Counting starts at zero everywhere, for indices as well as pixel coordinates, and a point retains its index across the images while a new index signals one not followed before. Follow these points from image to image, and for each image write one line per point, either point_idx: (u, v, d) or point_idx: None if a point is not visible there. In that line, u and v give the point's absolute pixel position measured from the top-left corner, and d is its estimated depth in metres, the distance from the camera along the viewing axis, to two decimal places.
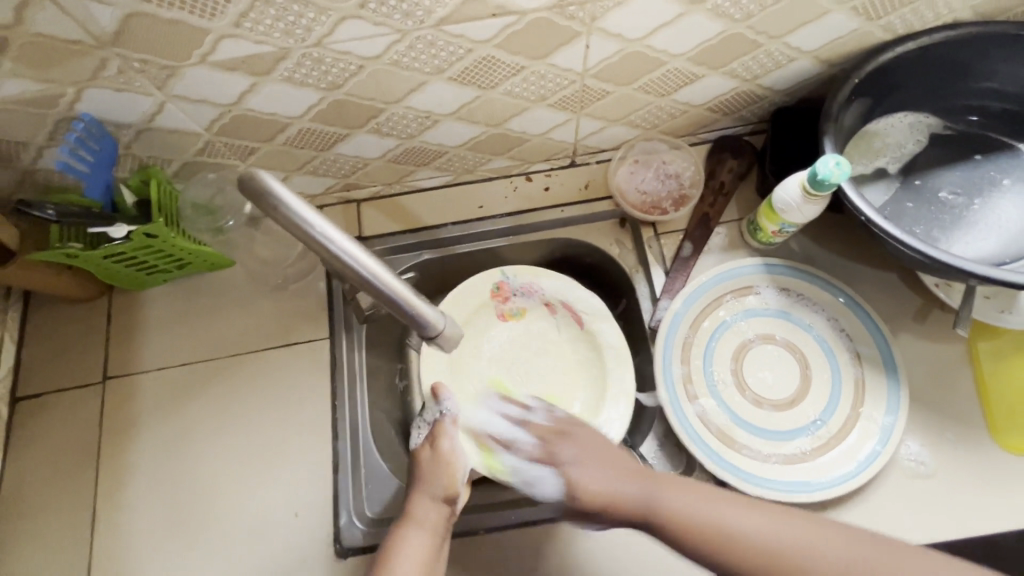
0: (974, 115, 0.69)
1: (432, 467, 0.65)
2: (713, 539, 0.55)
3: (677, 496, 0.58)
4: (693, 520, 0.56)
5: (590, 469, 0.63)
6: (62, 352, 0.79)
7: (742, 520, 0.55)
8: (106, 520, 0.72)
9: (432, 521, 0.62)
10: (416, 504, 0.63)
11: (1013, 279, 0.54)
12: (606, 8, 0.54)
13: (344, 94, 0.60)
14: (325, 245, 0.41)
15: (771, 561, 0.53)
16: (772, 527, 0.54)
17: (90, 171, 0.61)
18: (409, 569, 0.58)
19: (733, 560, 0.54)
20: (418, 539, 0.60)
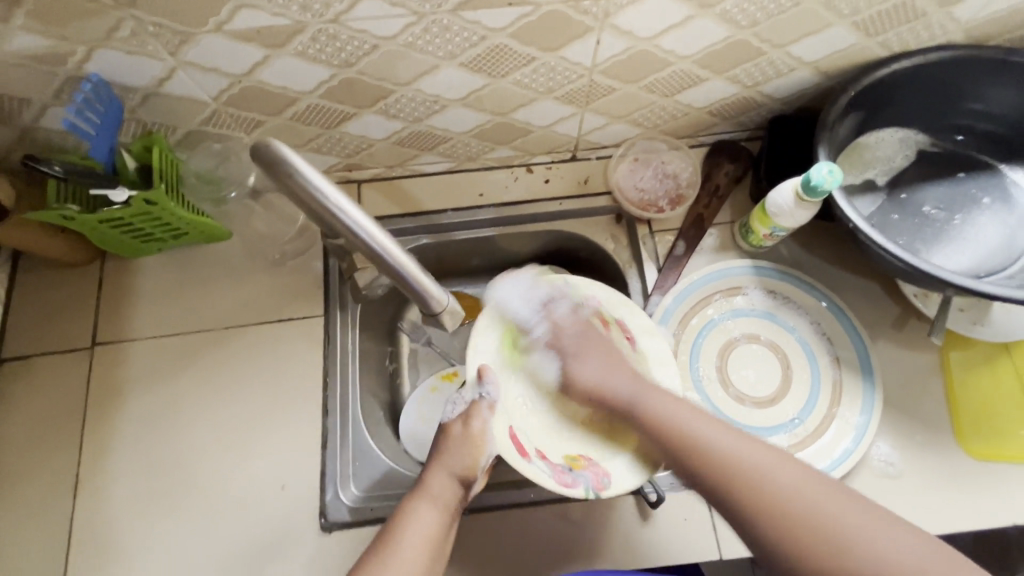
0: (960, 134, 0.72)
1: (455, 445, 0.63)
2: (682, 439, 0.56)
3: (672, 403, 0.59)
4: (678, 423, 0.57)
5: (595, 366, 0.66)
6: (49, 316, 0.78)
7: (730, 440, 0.54)
8: (89, 484, 0.72)
9: (445, 500, 0.60)
10: (432, 479, 0.61)
11: (989, 289, 0.57)
12: (619, 6, 0.55)
13: (356, 72, 0.60)
14: (338, 215, 0.42)
15: (737, 474, 0.52)
16: (747, 450, 0.53)
17: (95, 132, 0.59)
18: (414, 543, 0.56)
19: (705, 467, 0.54)
20: (428, 515, 0.58)
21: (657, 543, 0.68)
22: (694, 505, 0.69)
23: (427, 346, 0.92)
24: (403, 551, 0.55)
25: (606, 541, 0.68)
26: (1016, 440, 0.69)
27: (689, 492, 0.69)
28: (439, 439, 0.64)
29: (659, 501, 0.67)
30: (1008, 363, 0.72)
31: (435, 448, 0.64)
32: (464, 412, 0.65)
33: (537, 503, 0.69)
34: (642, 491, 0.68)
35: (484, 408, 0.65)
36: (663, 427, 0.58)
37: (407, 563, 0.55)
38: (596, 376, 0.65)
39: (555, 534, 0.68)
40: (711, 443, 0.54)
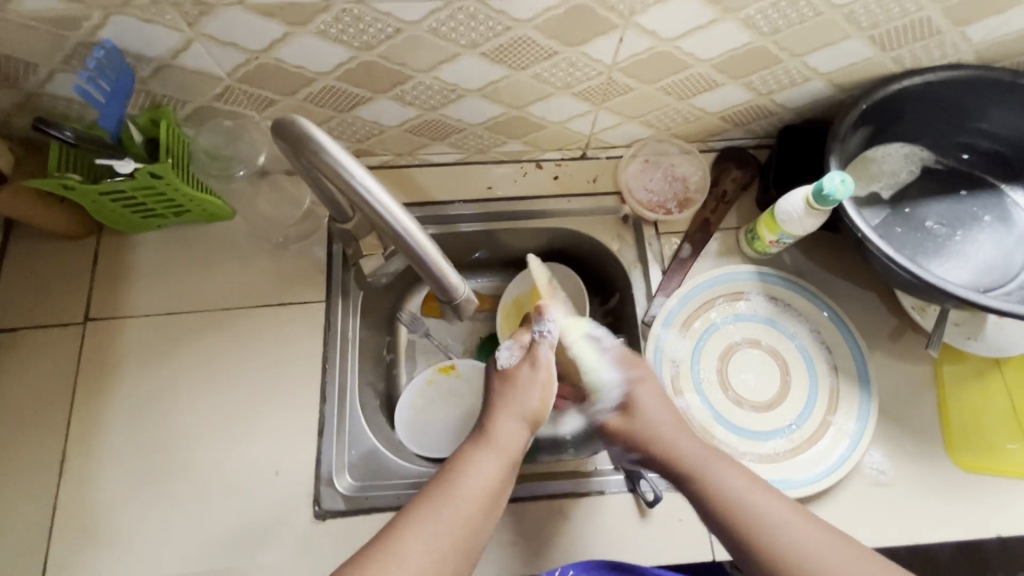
0: (964, 153, 0.73)
1: (520, 387, 0.63)
2: (754, 523, 0.56)
3: (741, 479, 0.60)
4: (748, 504, 0.57)
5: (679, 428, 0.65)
6: (41, 288, 0.76)
7: (755, 493, 0.58)
8: (77, 461, 0.70)
9: (507, 445, 0.60)
10: (500, 425, 0.61)
11: (991, 304, 0.58)
12: (646, 5, 0.55)
13: (376, 56, 0.60)
14: (351, 182, 0.42)
15: (792, 556, 0.54)
16: (815, 539, 0.55)
17: (105, 101, 0.58)
18: (476, 490, 0.56)
19: (727, 511, 0.58)
20: (489, 460, 0.58)
21: (652, 542, 0.68)
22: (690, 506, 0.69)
23: (425, 338, 0.91)
24: (462, 496, 0.56)
25: (601, 538, 0.68)
26: (1004, 455, 0.71)
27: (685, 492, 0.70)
28: (502, 381, 0.65)
29: (656, 500, 0.68)
30: (999, 380, 0.74)
31: (500, 391, 0.64)
32: (527, 356, 0.65)
33: (534, 498, 0.69)
34: (640, 489, 0.69)
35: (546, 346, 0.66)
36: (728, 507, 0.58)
37: (467, 508, 0.55)
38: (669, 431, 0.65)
39: (550, 529, 0.68)
40: (779, 527, 0.56)
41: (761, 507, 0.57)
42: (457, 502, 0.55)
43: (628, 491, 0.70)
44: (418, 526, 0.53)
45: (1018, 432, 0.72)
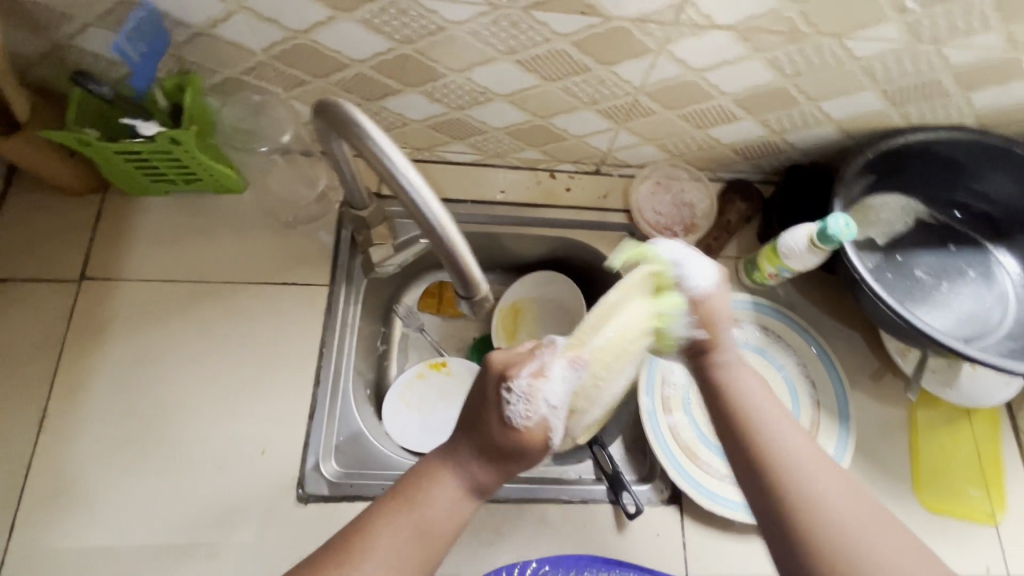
0: (956, 210, 0.78)
1: (522, 446, 0.51)
2: (798, 493, 0.47)
3: (807, 449, 0.50)
4: (813, 479, 0.48)
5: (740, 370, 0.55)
6: (37, 241, 0.74)
7: (780, 425, 0.51)
8: (57, 420, 0.69)
9: (486, 489, 0.52)
10: (484, 464, 0.51)
11: (975, 355, 0.61)
12: (681, 35, 0.57)
13: (414, 50, 0.61)
14: (392, 169, 0.43)
15: (801, 496, 0.47)
16: (823, 483, 0.47)
17: (139, 61, 0.60)
18: (438, 517, 0.49)
19: (744, 428, 0.51)
20: (462, 499, 0.51)
21: (628, 554, 0.69)
22: (669, 523, 0.71)
23: (419, 333, 0.92)
24: (429, 528, 0.49)
25: (580, 546, 0.69)
26: (967, 500, 0.74)
27: (665, 508, 0.71)
28: (496, 434, 0.51)
29: (637, 513, 0.69)
30: (967, 429, 0.78)
31: (499, 437, 0.50)
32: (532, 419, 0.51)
33: (518, 501, 0.70)
34: (622, 501, 0.71)
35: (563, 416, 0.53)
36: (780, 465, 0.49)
37: (432, 546, 0.48)
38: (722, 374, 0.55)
39: (531, 533, 0.69)
40: (825, 506, 0.46)
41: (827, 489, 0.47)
42: (422, 542, 0.48)
43: (609, 502, 0.71)
44: (381, 562, 0.47)
45: (981, 478, 0.75)
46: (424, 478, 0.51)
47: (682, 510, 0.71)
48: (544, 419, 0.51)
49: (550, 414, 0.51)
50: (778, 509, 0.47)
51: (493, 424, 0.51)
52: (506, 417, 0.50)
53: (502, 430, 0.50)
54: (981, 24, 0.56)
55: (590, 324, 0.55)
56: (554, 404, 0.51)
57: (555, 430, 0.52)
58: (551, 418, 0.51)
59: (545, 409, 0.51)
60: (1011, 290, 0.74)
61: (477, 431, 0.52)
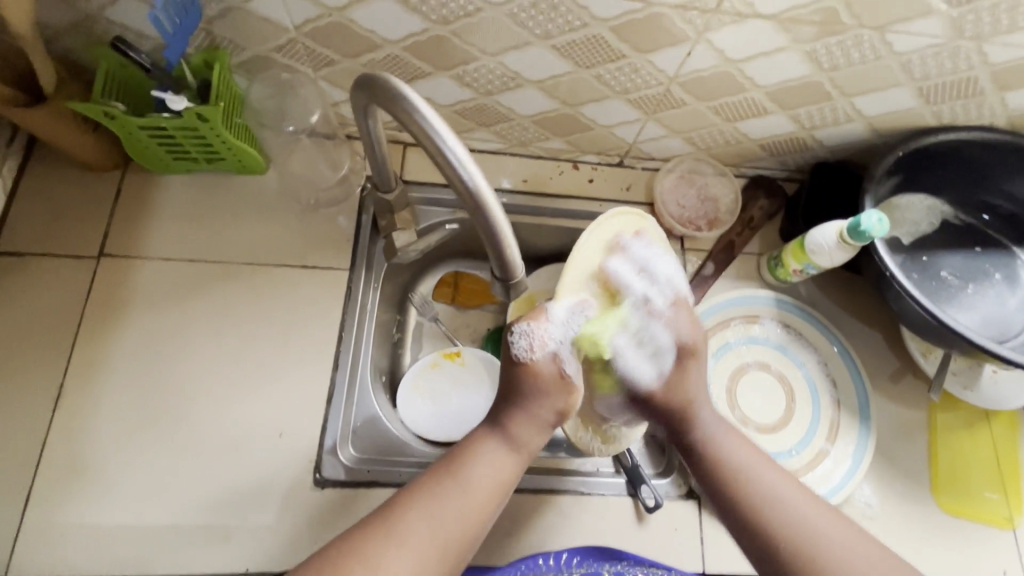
0: (983, 212, 0.77)
1: (549, 391, 0.57)
2: (770, 511, 0.54)
3: (782, 482, 0.57)
4: (785, 504, 0.55)
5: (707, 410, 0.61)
6: (56, 215, 0.73)
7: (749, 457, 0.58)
8: (73, 396, 0.68)
9: (526, 446, 0.56)
10: (521, 424, 0.56)
11: (1006, 355, 0.61)
12: (722, 23, 0.57)
13: (449, 32, 0.60)
14: (438, 143, 0.42)
15: (770, 515, 0.54)
16: (790, 502, 0.55)
17: (173, 33, 0.57)
18: (485, 483, 0.53)
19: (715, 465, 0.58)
20: (504, 457, 0.55)
21: (644, 547, 0.69)
22: (687, 518, 0.70)
23: (433, 322, 0.91)
24: (472, 492, 0.53)
25: (597, 538, 0.69)
26: (984, 503, 0.74)
27: (683, 503, 0.71)
28: (527, 381, 0.56)
29: (657, 506, 0.69)
30: (986, 431, 0.77)
31: (529, 386, 0.56)
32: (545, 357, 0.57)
33: (535, 491, 0.70)
34: (641, 494, 0.70)
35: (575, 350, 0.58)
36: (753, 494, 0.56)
37: (477, 506, 0.52)
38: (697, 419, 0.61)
39: (547, 523, 0.69)
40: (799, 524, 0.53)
41: (800, 509, 0.54)
42: (469, 501, 0.52)
43: (627, 495, 0.71)
44: (426, 522, 0.50)
45: (999, 483, 0.75)
46: (465, 447, 0.56)
47: (699, 506, 0.71)
48: (552, 354, 0.56)
49: (559, 349, 0.57)
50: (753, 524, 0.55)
51: (518, 370, 0.57)
52: (530, 359, 0.56)
53: (529, 374, 0.56)
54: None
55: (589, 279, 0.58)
56: (561, 341, 0.57)
57: (566, 361, 0.57)
58: (558, 354, 0.57)
59: (553, 343, 0.57)
60: None
61: (515, 390, 0.57)
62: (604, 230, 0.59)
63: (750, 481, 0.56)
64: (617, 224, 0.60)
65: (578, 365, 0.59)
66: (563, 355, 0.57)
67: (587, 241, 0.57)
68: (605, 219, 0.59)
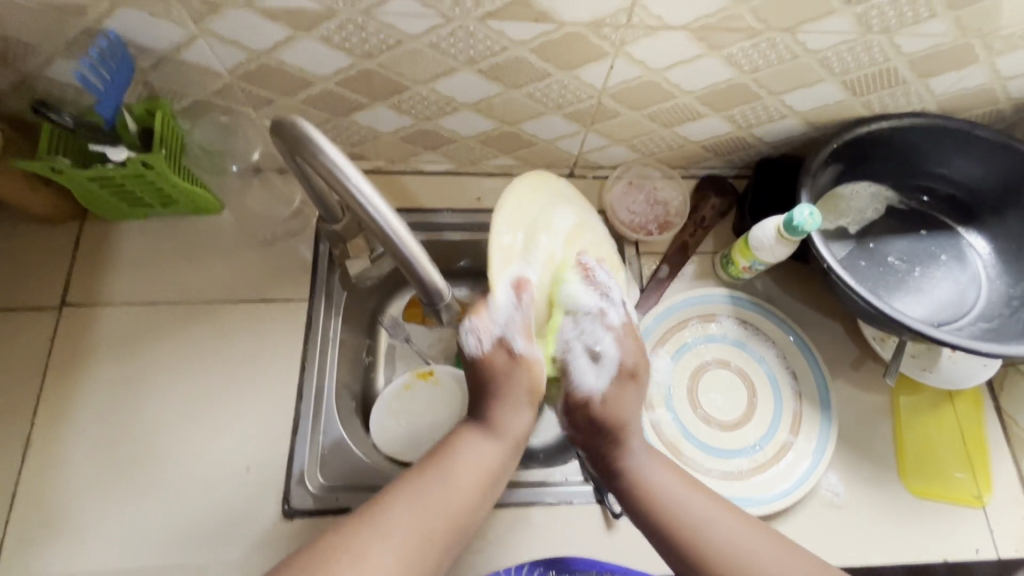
0: (925, 195, 0.78)
1: (517, 377, 0.59)
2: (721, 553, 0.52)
3: (731, 521, 0.54)
4: (732, 547, 0.52)
5: (651, 464, 0.59)
6: (17, 270, 0.75)
7: (688, 496, 0.56)
8: (42, 446, 0.69)
9: (512, 437, 0.58)
10: (503, 412, 0.58)
11: (945, 338, 0.62)
12: (636, 36, 0.58)
13: (376, 64, 0.62)
14: (346, 183, 0.45)
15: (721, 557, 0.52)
16: (742, 537, 0.53)
17: (104, 90, 0.59)
18: (472, 470, 0.54)
19: (655, 512, 0.56)
20: (489, 450, 0.56)
21: (616, 554, 0.69)
22: None
23: (405, 343, 0.92)
24: (459, 478, 0.53)
25: (568, 548, 0.69)
26: (952, 483, 0.74)
27: None
28: (488, 376, 0.59)
29: (622, 512, 0.70)
30: (950, 412, 0.78)
31: (494, 379, 0.59)
32: (494, 342, 0.59)
33: (502, 507, 0.70)
34: (607, 500, 0.71)
35: (523, 330, 0.60)
36: (696, 536, 0.53)
37: (462, 493, 0.53)
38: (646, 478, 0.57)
39: (518, 536, 0.69)
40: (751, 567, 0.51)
41: (749, 548, 0.53)
42: (455, 491, 0.52)
43: (596, 502, 0.71)
44: (412, 513, 0.50)
45: (966, 461, 0.75)
46: (452, 442, 0.56)
47: None
48: (499, 338, 0.59)
49: (505, 333, 0.59)
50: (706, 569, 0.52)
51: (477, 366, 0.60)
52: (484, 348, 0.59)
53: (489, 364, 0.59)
54: (928, 12, 0.57)
55: (525, 249, 0.60)
56: (506, 324, 0.59)
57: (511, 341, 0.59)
58: (506, 337, 0.59)
59: (497, 328, 0.59)
60: (982, 271, 0.75)
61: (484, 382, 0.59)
62: (524, 197, 0.60)
63: (695, 529, 0.54)
64: (529, 190, 0.61)
65: (529, 345, 0.60)
66: (509, 337, 0.60)
67: (511, 215, 0.59)
68: (534, 180, 0.62)
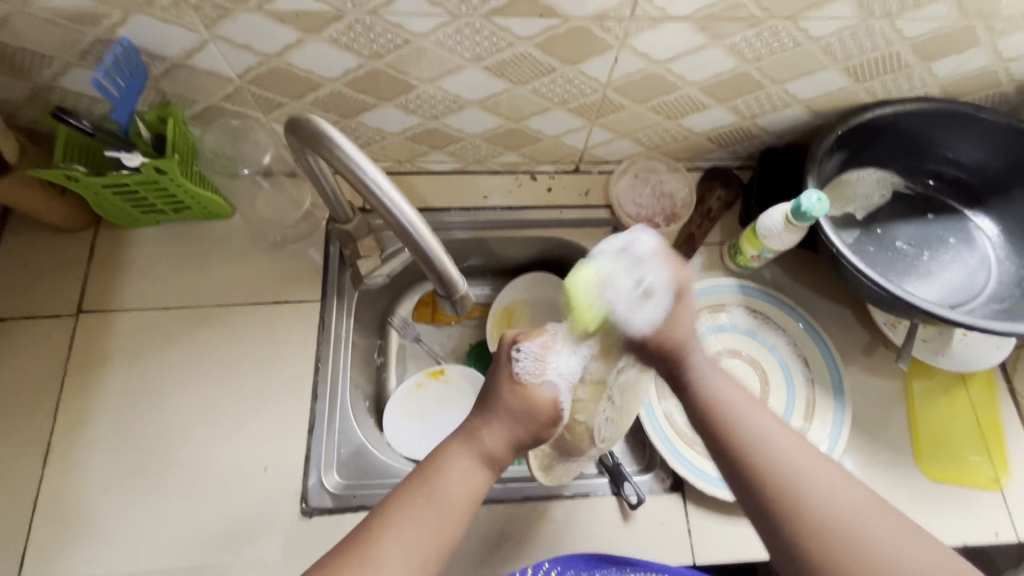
0: (931, 178, 0.79)
1: (526, 411, 0.51)
2: (781, 474, 0.49)
3: (795, 450, 0.50)
4: (795, 469, 0.49)
5: (723, 382, 0.55)
6: (33, 278, 0.76)
7: (761, 419, 0.52)
8: (63, 450, 0.70)
9: (499, 461, 0.52)
10: (490, 436, 0.52)
11: (959, 319, 0.62)
12: (640, 28, 0.59)
13: (384, 64, 0.63)
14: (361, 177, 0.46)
15: (783, 478, 0.49)
16: (801, 463, 0.50)
17: (118, 95, 0.61)
18: (457, 499, 0.50)
19: (721, 421, 0.53)
20: (476, 473, 0.51)
21: (634, 544, 0.69)
22: (672, 510, 0.71)
23: (415, 343, 0.92)
24: (443, 509, 0.50)
25: (586, 539, 0.69)
26: (969, 466, 0.74)
27: (667, 496, 0.71)
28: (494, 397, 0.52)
29: (638, 503, 0.70)
30: (964, 395, 0.78)
31: (496, 400, 0.52)
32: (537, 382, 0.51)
33: (519, 500, 0.71)
34: (623, 492, 0.71)
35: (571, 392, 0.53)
36: (758, 450, 0.50)
37: (448, 525, 0.49)
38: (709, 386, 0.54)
39: (535, 529, 0.70)
40: (814, 499, 0.48)
41: (811, 476, 0.49)
42: (439, 525, 0.49)
43: (612, 495, 0.71)
44: (398, 550, 0.48)
45: (982, 444, 0.75)
46: (437, 464, 0.52)
47: (684, 497, 0.71)
48: (552, 381, 0.51)
49: (559, 383, 0.52)
50: (768, 486, 0.49)
51: (502, 386, 0.52)
52: (513, 375, 0.52)
53: (505, 387, 0.52)
54: None
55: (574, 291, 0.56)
56: (564, 375, 0.52)
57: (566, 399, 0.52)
58: (558, 386, 0.52)
59: (554, 375, 0.52)
60: (992, 253, 0.75)
61: (489, 401, 0.53)
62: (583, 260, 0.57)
63: (757, 445, 0.51)
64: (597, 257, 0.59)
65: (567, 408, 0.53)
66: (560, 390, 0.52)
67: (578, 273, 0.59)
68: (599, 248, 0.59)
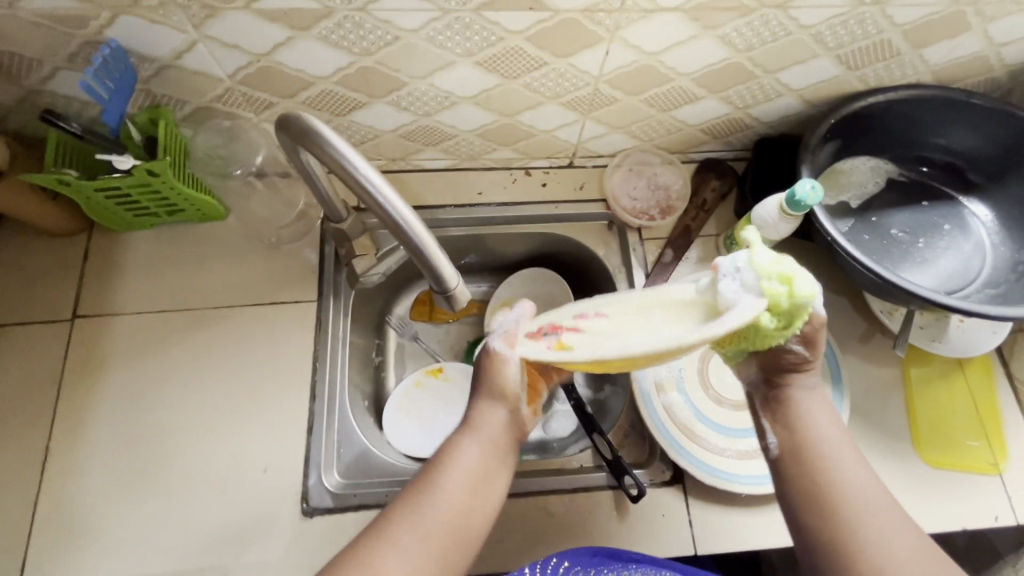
0: (924, 165, 0.79)
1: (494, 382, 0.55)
2: (847, 505, 0.51)
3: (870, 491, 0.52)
4: (860, 506, 0.51)
5: (819, 415, 0.57)
6: (28, 283, 0.76)
7: (844, 457, 0.54)
8: (61, 454, 0.70)
9: (496, 437, 0.55)
10: (478, 413, 0.56)
11: (955, 304, 0.62)
12: (631, 20, 0.59)
13: (375, 61, 0.63)
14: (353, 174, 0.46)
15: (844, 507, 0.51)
16: (869, 505, 0.51)
17: (109, 99, 0.60)
18: (458, 475, 0.53)
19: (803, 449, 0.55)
20: (473, 450, 0.54)
21: (635, 537, 0.69)
22: (673, 502, 0.71)
23: (413, 341, 0.92)
24: (445, 484, 0.52)
25: (587, 533, 0.69)
26: (968, 452, 0.74)
27: (667, 489, 0.71)
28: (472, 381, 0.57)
29: (640, 495, 0.69)
30: (962, 381, 0.78)
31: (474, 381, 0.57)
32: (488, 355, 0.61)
33: (519, 495, 0.71)
34: (624, 484, 0.71)
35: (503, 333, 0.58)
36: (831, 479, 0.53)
37: (450, 501, 0.51)
38: (803, 423, 0.56)
39: (536, 524, 0.70)
40: (864, 536, 0.50)
41: (875, 520, 0.50)
42: (442, 499, 0.52)
43: (610, 488, 0.71)
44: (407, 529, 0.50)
45: (981, 429, 0.75)
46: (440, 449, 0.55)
47: (685, 489, 0.71)
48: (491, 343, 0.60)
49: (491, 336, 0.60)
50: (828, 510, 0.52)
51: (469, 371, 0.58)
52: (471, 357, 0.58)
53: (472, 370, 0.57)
54: None
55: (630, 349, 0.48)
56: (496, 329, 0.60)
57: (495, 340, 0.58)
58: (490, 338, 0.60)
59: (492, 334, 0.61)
60: (988, 238, 0.75)
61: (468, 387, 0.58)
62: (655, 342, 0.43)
63: (828, 475, 0.53)
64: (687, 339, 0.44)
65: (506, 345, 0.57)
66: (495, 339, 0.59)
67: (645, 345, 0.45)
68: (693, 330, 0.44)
